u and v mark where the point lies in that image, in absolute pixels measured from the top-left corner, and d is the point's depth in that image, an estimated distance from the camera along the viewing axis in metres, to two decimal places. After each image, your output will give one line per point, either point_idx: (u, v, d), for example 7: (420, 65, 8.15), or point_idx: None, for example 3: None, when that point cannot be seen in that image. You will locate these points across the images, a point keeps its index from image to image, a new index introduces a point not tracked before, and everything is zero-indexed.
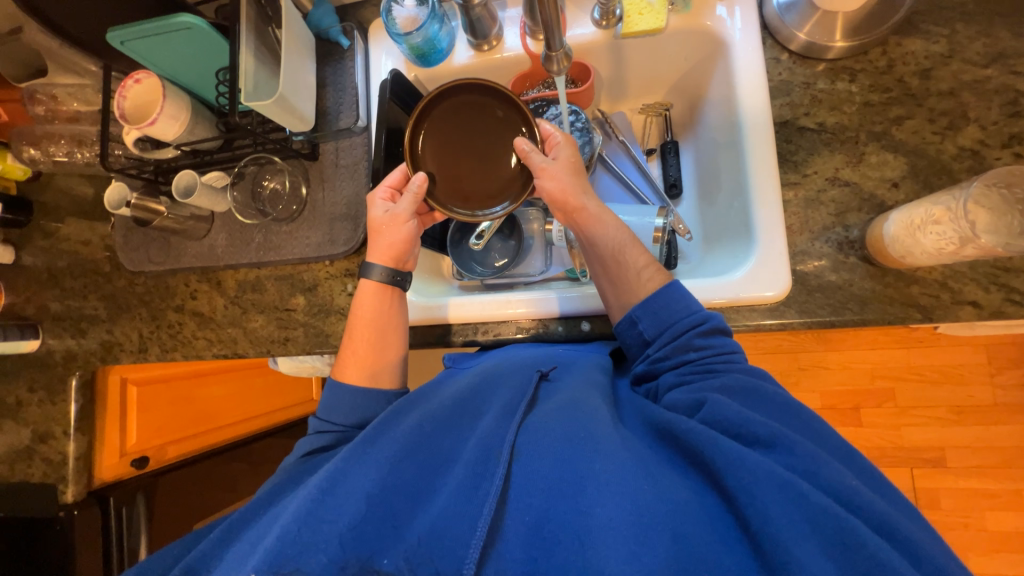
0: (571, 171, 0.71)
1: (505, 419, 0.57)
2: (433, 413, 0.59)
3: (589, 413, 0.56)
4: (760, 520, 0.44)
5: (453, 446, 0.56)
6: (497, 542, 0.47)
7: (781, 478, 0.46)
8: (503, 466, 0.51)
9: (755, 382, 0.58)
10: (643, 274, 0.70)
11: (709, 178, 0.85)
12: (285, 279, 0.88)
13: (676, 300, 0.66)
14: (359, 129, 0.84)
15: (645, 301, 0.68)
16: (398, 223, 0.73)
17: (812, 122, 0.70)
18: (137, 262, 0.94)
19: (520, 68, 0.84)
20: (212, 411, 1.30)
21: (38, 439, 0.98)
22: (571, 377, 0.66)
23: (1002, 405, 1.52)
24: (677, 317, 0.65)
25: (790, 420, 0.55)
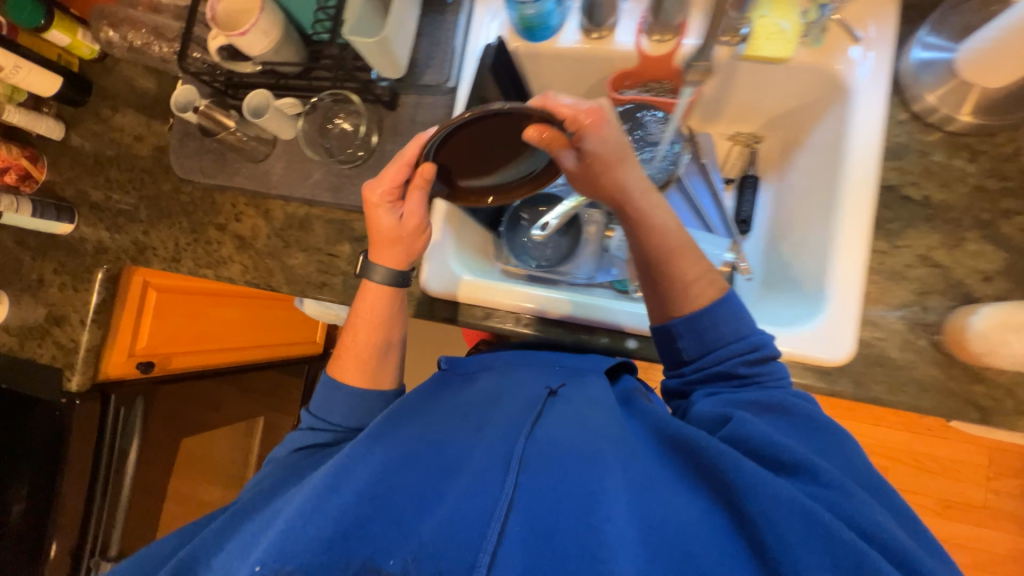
0: (607, 163, 0.66)
1: (512, 429, 0.56)
2: (440, 425, 0.60)
3: (599, 431, 0.56)
4: (778, 543, 0.44)
5: (457, 451, 0.56)
6: (503, 550, 0.45)
7: (799, 502, 0.45)
8: (509, 472, 0.51)
9: (782, 398, 0.59)
10: (690, 286, 0.67)
11: (786, 224, 0.82)
12: (335, 224, 0.86)
13: (728, 319, 0.64)
14: (446, 90, 0.82)
15: (692, 318, 0.65)
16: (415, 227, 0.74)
17: (917, 193, 0.67)
18: (188, 170, 0.92)
19: (625, 65, 0.80)
20: (214, 332, 1.28)
21: (53, 322, 0.98)
22: (585, 392, 0.65)
23: (990, 509, 1.51)
24: (717, 344, 0.64)
25: (821, 444, 0.55)
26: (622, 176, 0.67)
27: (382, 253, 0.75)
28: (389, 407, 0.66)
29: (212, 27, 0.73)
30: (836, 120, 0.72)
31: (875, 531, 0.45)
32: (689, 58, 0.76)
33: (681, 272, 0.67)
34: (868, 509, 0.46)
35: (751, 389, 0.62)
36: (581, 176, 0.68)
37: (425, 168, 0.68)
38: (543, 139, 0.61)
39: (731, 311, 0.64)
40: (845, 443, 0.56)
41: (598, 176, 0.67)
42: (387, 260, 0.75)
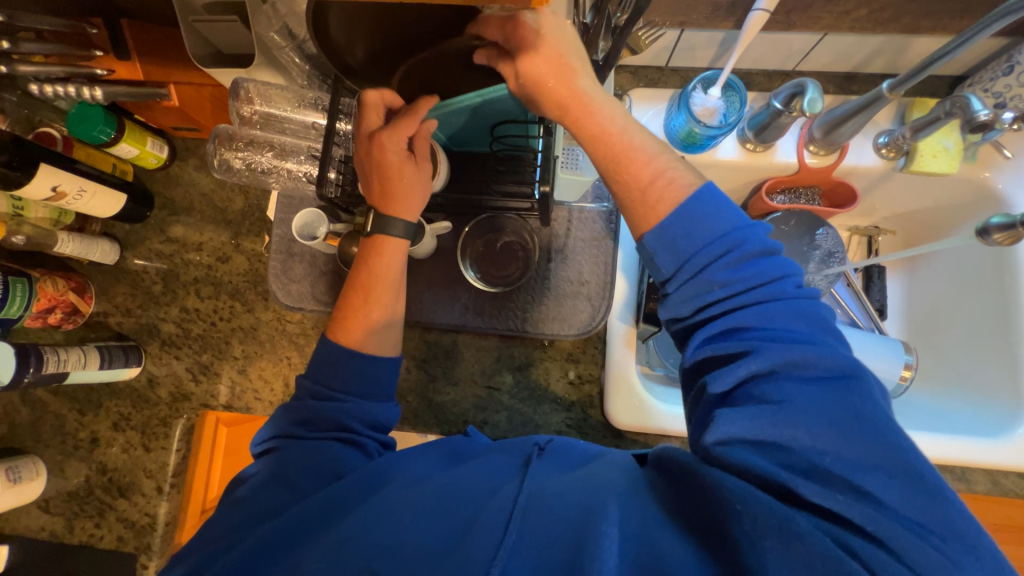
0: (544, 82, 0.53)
1: (514, 480, 0.50)
2: (442, 486, 0.50)
3: (605, 484, 0.47)
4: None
5: (457, 505, 0.48)
6: None
7: (778, 512, 0.38)
8: (508, 526, 0.44)
9: (799, 350, 0.42)
10: (647, 191, 0.51)
11: (928, 317, 0.84)
12: (489, 351, 0.78)
13: (703, 224, 0.48)
14: (605, 204, 0.77)
15: (662, 226, 0.49)
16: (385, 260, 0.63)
17: None
18: (298, 297, 0.80)
19: (781, 173, 0.80)
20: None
21: (118, 492, 0.79)
22: (575, 452, 0.56)
23: None
24: (698, 267, 0.47)
25: (822, 405, 0.40)
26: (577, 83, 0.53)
27: (339, 330, 0.61)
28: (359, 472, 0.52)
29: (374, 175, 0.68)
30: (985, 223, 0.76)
31: (885, 527, 0.36)
32: (849, 170, 0.78)
33: (633, 173, 0.52)
34: (899, 537, 0.36)
35: (755, 339, 0.44)
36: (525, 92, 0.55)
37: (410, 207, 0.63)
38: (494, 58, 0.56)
39: (703, 208, 0.48)
40: (858, 391, 0.41)
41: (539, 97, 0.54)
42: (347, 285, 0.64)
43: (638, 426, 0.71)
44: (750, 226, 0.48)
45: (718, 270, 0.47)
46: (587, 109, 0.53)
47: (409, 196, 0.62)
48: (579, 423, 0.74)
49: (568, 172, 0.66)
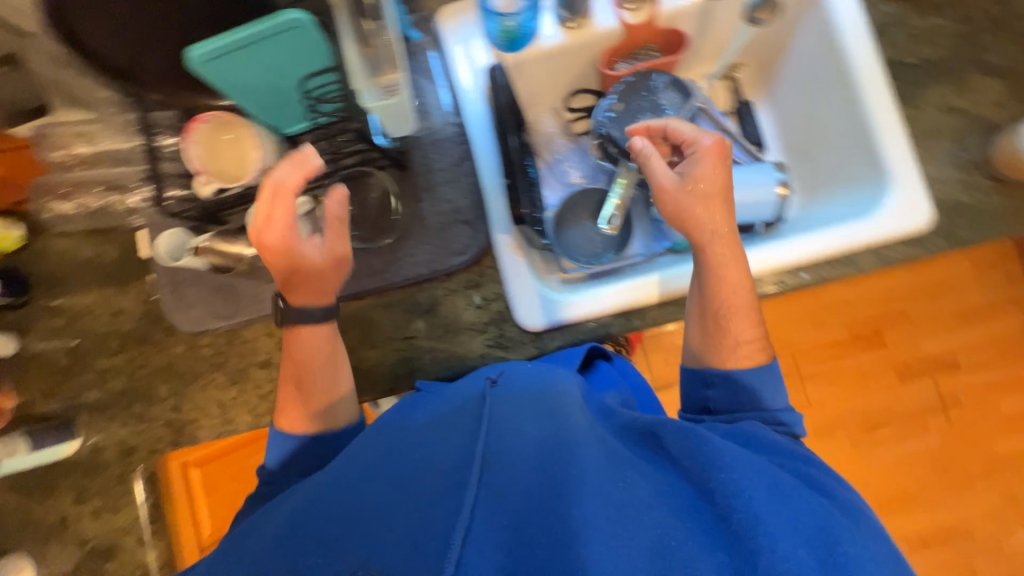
0: (700, 197, 0.67)
1: (474, 424, 0.54)
2: (410, 439, 0.55)
3: (563, 418, 0.55)
4: (741, 504, 0.46)
5: (431, 454, 0.52)
6: (468, 552, 0.42)
7: (768, 474, 0.51)
8: (475, 472, 0.48)
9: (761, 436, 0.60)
10: (740, 347, 0.67)
11: (797, 128, 0.87)
12: (394, 305, 0.78)
13: (771, 388, 0.66)
14: (454, 127, 0.78)
15: (728, 364, 0.67)
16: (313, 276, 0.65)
17: (914, 59, 0.74)
18: (198, 321, 0.80)
19: (610, 43, 0.80)
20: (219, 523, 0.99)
21: (103, 557, 0.81)
22: (521, 379, 0.63)
23: (994, 305, 1.70)
24: (746, 404, 0.66)
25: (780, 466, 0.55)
26: (713, 217, 0.67)
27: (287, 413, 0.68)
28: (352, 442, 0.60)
29: (201, 174, 0.66)
30: (813, 25, 0.78)
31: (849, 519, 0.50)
32: (671, 18, 0.79)
33: (733, 329, 0.68)
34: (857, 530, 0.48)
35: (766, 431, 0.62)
36: (671, 197, 0.68)
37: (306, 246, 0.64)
38: (640, 155, 0.71)
39: (777, 375, 0.67)
40: (803, 462, 0.57)
41: (687, 208, 0.68)
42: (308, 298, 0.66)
43: (548, 321, 0.74)
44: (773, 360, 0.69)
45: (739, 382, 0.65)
46: (715, 266, 0.68)
47: (316, 286, 0.66)
48: (498, 340, 0.76)
49: (381, 104, 0.64)
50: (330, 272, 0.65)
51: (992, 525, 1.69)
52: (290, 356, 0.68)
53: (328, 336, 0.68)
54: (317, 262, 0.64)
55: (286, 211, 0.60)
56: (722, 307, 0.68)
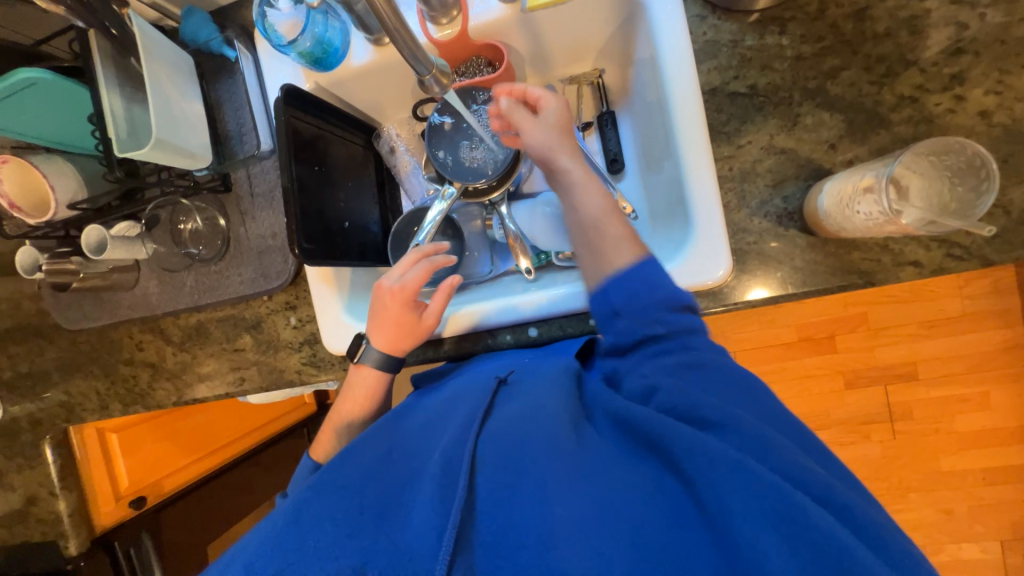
0: (560, 129, 0.70)
1: (465, 429, 0.55)
2: (406, 434, 0.61)
3: (553, 418, 0.55)
4: (730, 518, 0.43)
5: (420, 463, 0.55)
6: (463, 551, 0.47)
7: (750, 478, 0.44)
8: (463, 474, 0.50)
9: (725, 409, 0.51)
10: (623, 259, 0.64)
11: (648, 147, 0.79)
12: (227, 320, 0.85)
13: (656, 279, 0.61)
14: (265, 154, 0.78)
15: (622, 278, 0.62)
16: (420, 325, 0.71)
17: (742, 85, 0.64)
18: (73, 320, 0.90)
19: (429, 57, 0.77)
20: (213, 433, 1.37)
21: (28, 502, 1.00)
22: (532, 373, 0.65)
23: (971, 313, 1.53)
24: (655, 292, 0.60)
25: (755, 455, 0.47)
26: (570, 162, 0.70)
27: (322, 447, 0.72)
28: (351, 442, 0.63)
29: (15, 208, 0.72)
30: (645, 36, 0.69)
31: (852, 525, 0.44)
32: (482, 29, 0.74)
33: (612, 235, 0.66)
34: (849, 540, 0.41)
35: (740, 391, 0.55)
36: (547, 137, 0.70)
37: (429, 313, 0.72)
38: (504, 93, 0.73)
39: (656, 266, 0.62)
40: (793, 452, 0.48)
41: (549, 136, 0.70)
42: (382, 339, 0.71)
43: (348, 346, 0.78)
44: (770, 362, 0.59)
45: (663, 389, 0.54)
46: (580, 191, 0.69)
47: (394, 333, 0.71)
48: (312, 358, 0.82)
49: (128, 155, 0.62)
50: (424, 331, 0.72)
51: (925, 538, 1.62)
52: (349, 394, 0.73)
53: (381, 377, 0.72)
54: (415, 319, 0.71)
55: (422, 275, 0.71)
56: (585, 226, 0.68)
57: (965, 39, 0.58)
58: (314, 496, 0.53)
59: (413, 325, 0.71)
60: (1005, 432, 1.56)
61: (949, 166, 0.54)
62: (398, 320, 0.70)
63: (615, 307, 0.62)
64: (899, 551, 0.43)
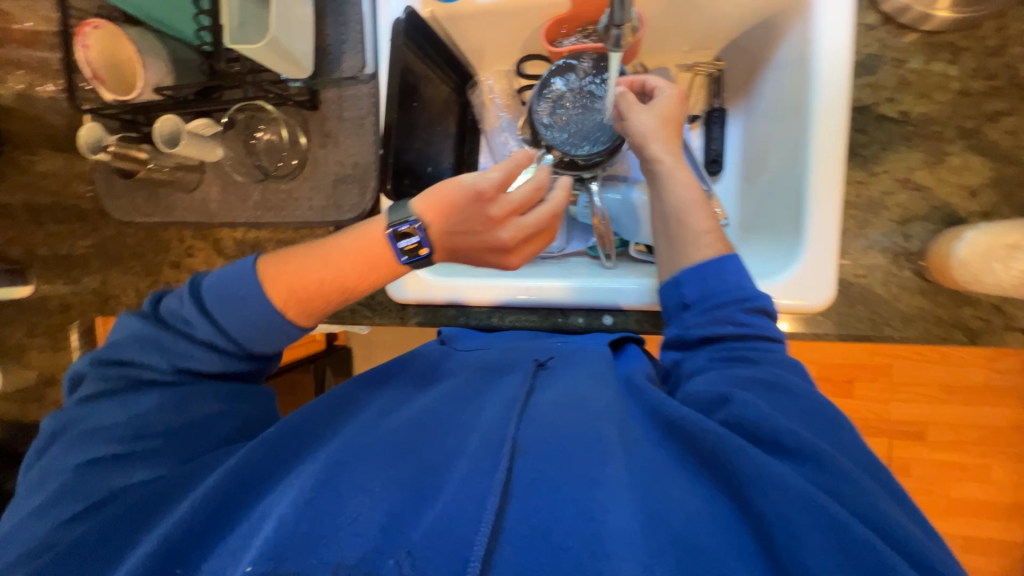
0: (665, 118, 0.66)
1: (508, 410, 0.53)
2: (436, 402, 0.58)
3: (603, 411, 0.51)
4: (787, 542, 0.39)
5: (456, 438, 0.52)
6: (500, 548, 0.42)
7: (811, 501, 0.40)
8: (502, 461, 0.47)
9: (806, 437, 0.44)
10: (702, 241, 0.60)
11: (757, 154, 0.75)
12: (287, 243, 0.82)
13: (732, 274, 0.57)
14: (366, 78, 0.74)
15: (698, 266, 0.59)
16: (491, 223, 0.64)
17: (893, 110, 0.60)
18: (123, 211, 0.86)
19: (557, 11, 0.73)
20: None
21: (46, 383, 0.99)
22: (573, 360, 0.62)
23: (993, 387, 1.52)
24: (728, 286, 0.56)
25: (836, 494, 0.42)
26: (665, 147, 0.65)
27: (277, 289, 0.57)
28: (376, 400, 0.60)
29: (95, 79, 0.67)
30: (796, 37, 0.65)
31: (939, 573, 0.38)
32: None
33: (692, 223, 0.61)
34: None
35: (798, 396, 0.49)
36: (650, 116, 0.66)
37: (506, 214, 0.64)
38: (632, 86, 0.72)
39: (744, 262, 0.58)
40: (885, 500, 0.41)
41: (653, 121, 0.66)
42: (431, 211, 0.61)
43: (411, 296, 0.75)
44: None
45: (736, 399, 0.48)
46: (671, 175, 0.64)
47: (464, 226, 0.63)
48: (368, 300, 0.80)
49: (238, 45, 0.58)
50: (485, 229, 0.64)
51: None
52: (325, 266, 0.59)
53: (374, 269, 0.60)
54: (486, 213, 0.63)
55: (544, 217, 0.68)
56: (666, 211, 0.64)
57: None
58: (345, 453, 0.51)
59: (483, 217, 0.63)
60: (996, 507, 1.58)
61: None
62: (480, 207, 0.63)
63: (689, 301, 0.58)
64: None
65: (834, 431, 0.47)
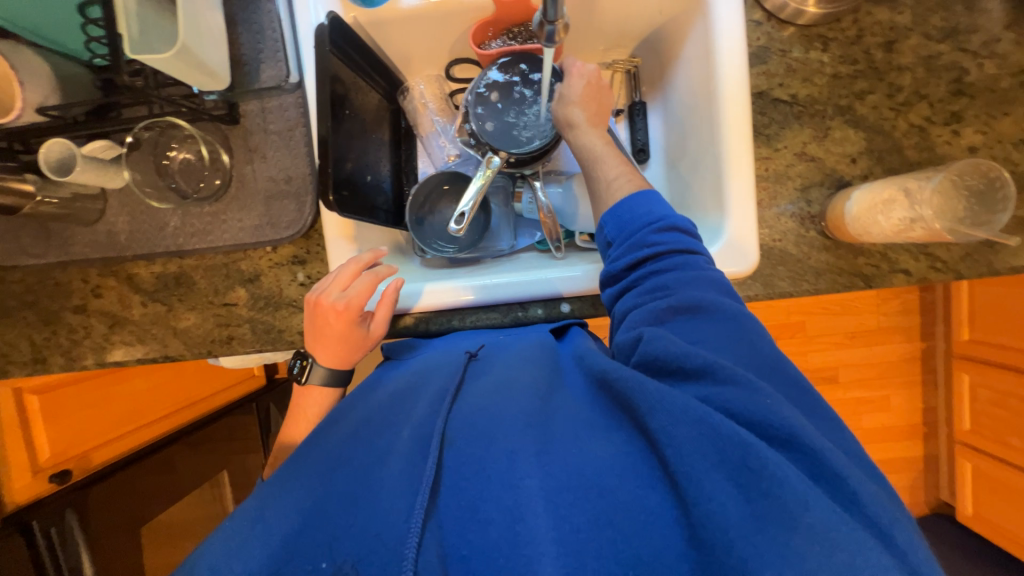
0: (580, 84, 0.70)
1: (437, 402, 0.54)
2: (372, 412, 0.57)
3: (525, 390, 0.54)
4: (677, 459, 0.41)
5: (391, 437, 0.52)
6: (432, 531, 0.43)
7: (699, 418, 0.42)
8: (431, 452, 0.48)
9: (705, 357, 0.47)
10: (613, 185, 0.63)
11: (677, 140, 0.82)
12: (217, 270, 0.75)
13: (641, 205, 0.58)
14: (291, 87, 0.70)
15: (614, 207, 0.60)
16: (347, 317, 0.65)
17: (785, 93, 0.70)
18: (6, 255, 0.74)
19: (482, 14, 0.75)
20: (157, 397, 1.23)
21: None
22: (504, 352, 0.64)
23: (884, 328, 1.78)
24: (638, 218, 0.57)
25: (733, 407, 0.44)
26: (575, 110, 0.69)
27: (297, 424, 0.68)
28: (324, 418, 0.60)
29: None
30: (698, 33, 0.72)
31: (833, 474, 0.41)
32: None
33: (603, 172, 0.64)
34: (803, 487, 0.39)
35: (720, 317, 0.50)
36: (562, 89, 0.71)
37: (356, 302, 0.65)
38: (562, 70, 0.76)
39: (647, 196, 0.58)
40: (778, 404, 0.44)
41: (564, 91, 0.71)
42: (326, 353, 0.67)
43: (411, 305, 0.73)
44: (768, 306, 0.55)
45: (647, 338, 0.50)
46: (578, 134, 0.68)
47: (343, 348, 0.67)
48: None
49: (142, 56, 0.53)
50: (347, 324, 0.66)
51: None
52: (302, 412, 0.68)
53: (332, 393, 0.69)
54: (344, 317, 0.65)
55: (370, 285, 0.66)
56: (585, 167, 0.67)
57: (966, 83, 0.68)
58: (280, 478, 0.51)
59: (339, 318, 0.65)
60: (898, 430, 1.84)
61: (969, 185, 0.62)
62: (336, 315, 0.65)
63: (612, 239, 0.59)
64: (871, 496, 0.40)
65: (755, 352, 0.49)
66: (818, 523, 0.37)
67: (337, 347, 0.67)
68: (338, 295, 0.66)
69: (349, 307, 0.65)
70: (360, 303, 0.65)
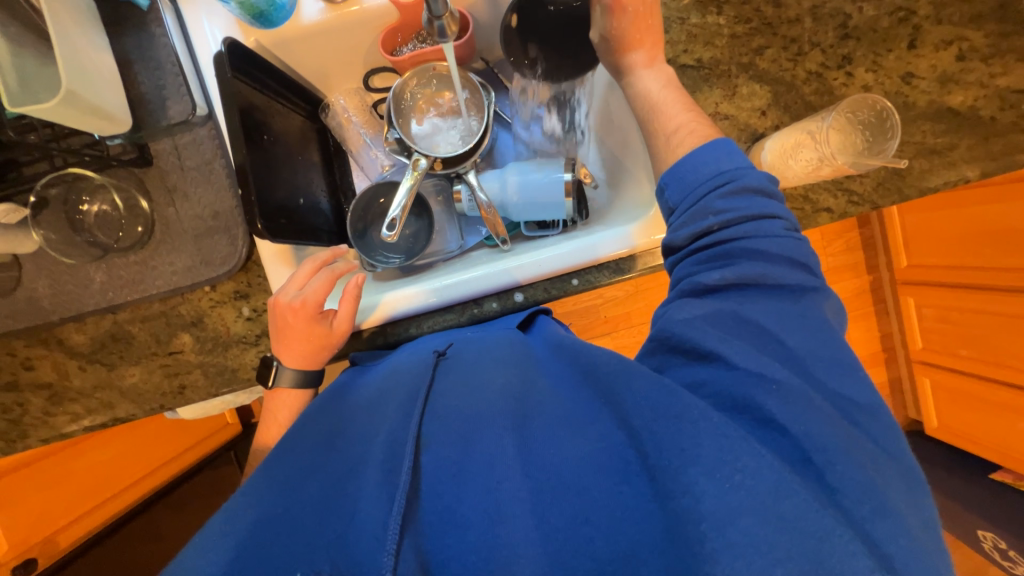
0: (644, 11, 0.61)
1: (411, 404, 0.53)
2: (348, 424, 0.56)
3: (501, 392, 0.54)
4: (657, 453, 0.42)
5: (363, 447, 0.51)
6: (410, 536, 0.43)
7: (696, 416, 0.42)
8: (408, 452, 0.47)
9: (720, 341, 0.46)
10: (674, 134, 0.59)
11: (605, 118, 0.84)
12: (156, 319, 0.72)
13: (705, 162, 0.54)
14: (201, 119, 0.68)
15: (673, 164, 0.57)
16: (304, 314, 0.65)
17: (691, 59, 0.73)
18: None
19: (388, 21, 0.74)
20: (120, 468, 1.16)
21: None
22: (475, 349, 0.64)
23: (832, 269, 1.87)
24: (702, 179, 0.54)
25: (722, 393, 0.44)
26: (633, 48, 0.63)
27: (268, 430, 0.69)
28: (295, 421, 0.59)
29: None
30: None
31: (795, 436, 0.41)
32: None
33: (667, 119, 0.60)
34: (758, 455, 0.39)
35: (771, 291, 0.49)
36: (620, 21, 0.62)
37: (311, 299, 0.65)
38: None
39: (707, 153, 0.54)
40: (783, 395, 0.43)
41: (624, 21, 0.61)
42: (288, 355, 0.67)
43: (365, 320, 0.73)
44: (817, 288, 0.50)
45: (682, 310, 0.50)
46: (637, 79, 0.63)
47: (305, 349, 0.67)
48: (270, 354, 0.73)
49: (26, 108, 0.51)
50: (305, 323, 0.65)
51: None
52: (273, 418, 0.69)
53: (302, 396, 0.69)
54: (301, 314, 0.65)
55: (326, 282, 0.66)
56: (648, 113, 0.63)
57: (851, 27, 0.73)
58: (250, 489, 0.49)
59: (297, 315, 0.65)
60: (862, 361, 1.94)
61: (862, 120, 0.67)
62: (293, 312, 0.65)
63: (674, 205, 0.57)
64: (819, 439, 0.41)
65: (808, 336, 0.46)
66: (772, 476, 0.38)
67: (301, 348, 0.66)
68: (294, 292, 0.66)
69: (305, 303, 0.65)
70: (317, 299, 0.65)
